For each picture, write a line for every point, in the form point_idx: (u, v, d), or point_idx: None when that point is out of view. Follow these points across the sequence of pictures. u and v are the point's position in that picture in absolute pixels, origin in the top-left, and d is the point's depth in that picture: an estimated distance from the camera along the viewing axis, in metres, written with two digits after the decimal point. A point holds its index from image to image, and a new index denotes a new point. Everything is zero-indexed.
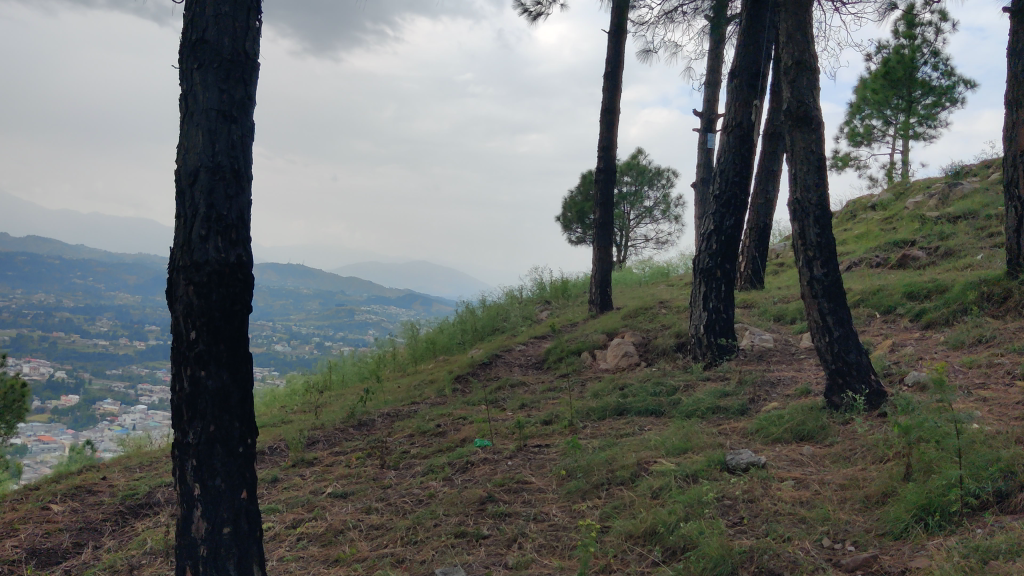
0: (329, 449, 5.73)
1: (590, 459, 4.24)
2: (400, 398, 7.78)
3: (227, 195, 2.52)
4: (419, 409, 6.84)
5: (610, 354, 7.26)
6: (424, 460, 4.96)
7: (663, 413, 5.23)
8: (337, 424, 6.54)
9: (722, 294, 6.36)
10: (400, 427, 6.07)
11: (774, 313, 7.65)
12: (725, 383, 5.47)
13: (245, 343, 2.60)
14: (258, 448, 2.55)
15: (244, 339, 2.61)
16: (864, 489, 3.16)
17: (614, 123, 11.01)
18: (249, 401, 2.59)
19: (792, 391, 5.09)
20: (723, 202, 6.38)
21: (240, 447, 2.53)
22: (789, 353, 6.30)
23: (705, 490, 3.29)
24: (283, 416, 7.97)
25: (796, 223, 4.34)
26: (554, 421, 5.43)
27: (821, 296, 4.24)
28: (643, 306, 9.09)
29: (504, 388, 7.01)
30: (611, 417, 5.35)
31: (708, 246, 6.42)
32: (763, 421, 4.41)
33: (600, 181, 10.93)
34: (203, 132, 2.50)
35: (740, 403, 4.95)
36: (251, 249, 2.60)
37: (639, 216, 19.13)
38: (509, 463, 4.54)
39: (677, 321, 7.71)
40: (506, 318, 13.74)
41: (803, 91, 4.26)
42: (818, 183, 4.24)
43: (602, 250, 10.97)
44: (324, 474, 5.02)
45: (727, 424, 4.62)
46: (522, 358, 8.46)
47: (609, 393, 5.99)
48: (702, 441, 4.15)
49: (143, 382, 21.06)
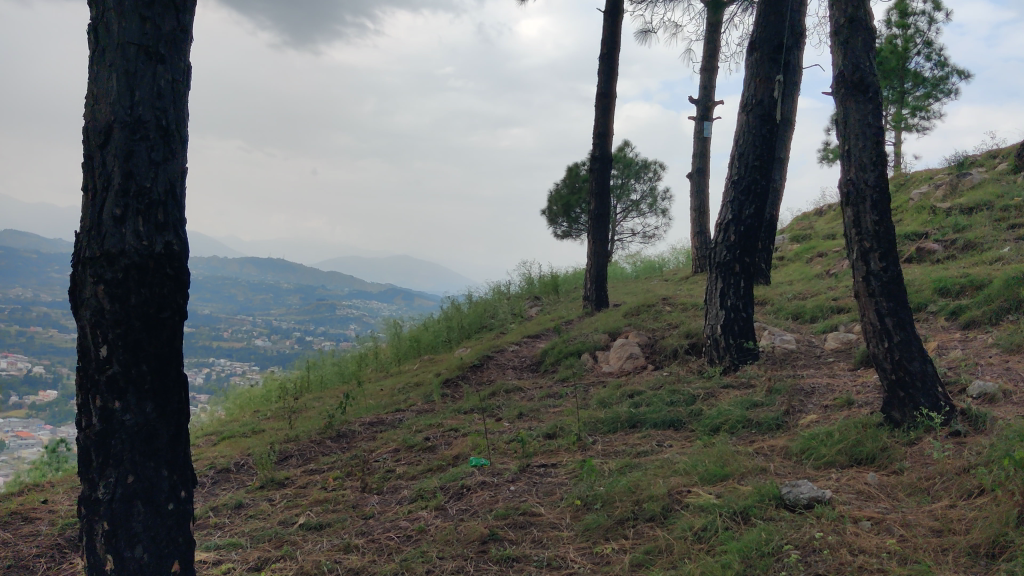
0: (304, 467, 5.07)
1: (609, 486, 3.60)
2: (384, 404, 7.12)
3: (151, 158, 1.99)
4: (405, 418, 6.18)
5: (614, 356, 6.66)
6: (412, 483, 4.32)
7: (683, 427, 4.60)
8: (315, 435, 5.89)
9: (742, 290, 5.73)
10: (385, 440, 5.43)
11: (791, 310, 7.03)
12: (751, 392, 4.84)
13: (176, 363, 2.09)
14: (192, 503, 2.09)
15: (176, 357, 2.10)
16: (964, 537, 2.54)
17: (611, 108, 10.36)
18: (183, 440, 2.11)
19: (832, 402, 4.47)
20: (742, 189, 5.74)
21: (170, 504, 2.05)
22: (815, 356, 5.68)
23: (762, 537, 2.65)
24: (257, 423, 7.30)
25: (848, 209, 3.72)
26: (559, 435, 4.80)
27: (879, 296, 3.62)
28: (645, 302, 8.46)
29: (498, 394, 6.37)
30: (624, 431, 4.73)
31: (725, 237, 5.78)
32: (808, 439, 3.79)
33: (595, 170, 10.30)
34: (119, 74, 1.95)
35: (773, 416, 4.32)
36: (182, 232, 2.07)
37: (625, 210, 18.56)
38: (512, 489, 3.89)
39: (686, 319, 7.08)
40: (493, 315, 13.07)
41: (859, 55, 3.64)
42: (876, 161, 3.62)
43: (596, 243, 10.34)
44: (295, 500, 4.36)
45: (763, 443, 3.98)
46: (517, 359, 7.82)
47: (618, 401, 5.36)
48: (740, 466, 3.52)
49: None
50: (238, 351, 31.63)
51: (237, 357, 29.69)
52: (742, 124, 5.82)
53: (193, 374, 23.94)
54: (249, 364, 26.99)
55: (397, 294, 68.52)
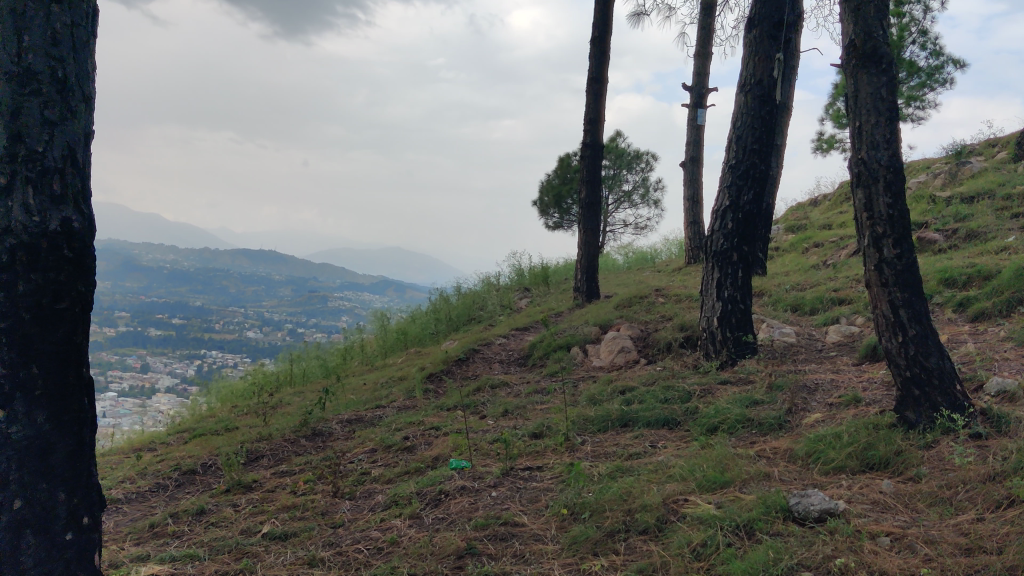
0: (275, 468, 4.77)
1: (598, 493, 3.30)
2: (365, 400, 6.81)
3: (43, 118, 2.15)
4: (385, 415, 5.87)
5: (605, 350, 6.36)
6: (387, 487, 4.02)
7: (678, 426, 4.30)
8: (288, 433, 5.58)
9: (739, 281, 5.43)
10: (362, 440, 5.13)
11: (789, 302, 6.73)
12: (751, 389, 4.54)
13: (74, 369, 2.23)
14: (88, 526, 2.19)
15: (73, 365, 2.23)
16: (995, 557, 2.25)
17: (602, 93, 10.04)
18: (81, 458, 2.22)
19: (837, 399, 4.18)
20: (740, 174, 5.44)
21: (66, 532, 2.16)
22: (816, 350, 5.39)
23: (769, 557, 2.36)
24: (233, 420, 6.99)
25: (859, 191, 3.42)
26: (546, 435, 4.50)
27: (893, 285, 3.33)
28: (637, 294, 8.16)
29: (483, 390, 6.07)
30: (615, 431, 4.43)
31: (722, 225, 5.48)
32: (815, 442, 3.50)
33: (586, 158, 9.99)
34: (10, 24, 2.11)
35: (775, 415, 4.02)
36: (78, 209, 2.23)
37: (617, 201, 18.25)
38: (493, 496, 3.59)
39: (680, 311, 6.78)
40: (482, 307, 12.76)
41: (872, 21, 3.33)
42: (889, 138, 3.32)
43: (587, 233, 10.03)
44: (261, 505, 4.06)
45: (765, 445, 3.69)
46: (504, 353, 7.52)
47: (609, 398, 5.06)
48: (742, 471, 3.23)
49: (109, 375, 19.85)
50: (228, 343, 31.23)
51: (227, 350, 29.32)
52: (739, 105, 5.51)
53: (180, 368, 23.58)
54: (238, 356, 26.60)
55: (389, 286, 68.14)
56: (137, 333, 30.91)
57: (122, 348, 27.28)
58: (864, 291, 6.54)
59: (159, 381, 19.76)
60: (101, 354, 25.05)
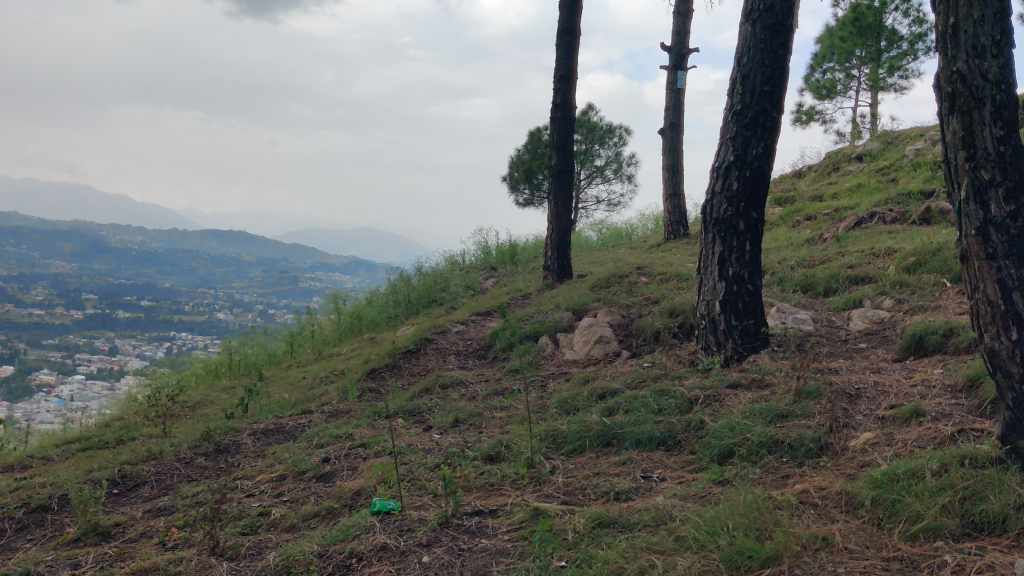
0: (151, 504, 3.66)
1: (573, 569, 2.21)
2: (295, 402, 5.70)
3: None
4: (311, 423, 4.78)
5: (579, 341, 5.31)
6: (283, 543, 2.93)
7: (678, 450, 3.25)
8: (184, 449, 4.45)
9: (747, 256, 4.36)
10: (273, 461, 4.04)
11: (797, 280, 5.67)
12: (772, 395, 3.48)
13: None
14: None
15: None
16: None
17: (574, 47, 8.90)
18: None
19: (890, 412, 3.14)
20: (747, 122, 4.34)
21: None
22: (841, 342, 4.36)
23: None
24: (142, 424, 5.87)
25: (955, 121, 2.36)
26: (504, 459, 3.44)
27: (1004, 257, 2.27)
28: (615, 272, 7.09)
29: (431, 391, 4.98)
30: (593, 453, 3.39)
31: (725, 186, 4.40)
32: (884, 484, 2.43)
33: (556, 120, 8.86)
34: None
35: (811, 436, 2.97)
36: None
37: (589, 176, 17.15)
38: (423, 564, 2.50)
39: (667, 293, 5.72)
40: (444, 288, 11.62)
41: None
42: (1000, 42, 2.28)
43: (558, 205, 8.93)
44: (111, 567, 2.94)
45: (807, 484, 2.64)
46: (462, 343, 6.42)
47: (587, 405, 3.99)
48: (788, 538, 2.17)
49: (73, 365, 18.71)
50: (197, 324, 29.98)
51: (196, 331, 28.10)
52: (744, 36, 4.40)
53: (149, 349, 22.46)
54: (209, 337, 25.42)
55: (359, 267, 66.84)
56: (103, 314, 29.64)
57: (89, 331, 25.98)
58: (885, 268, 5.50)
59: (124, 363, 18.59)
60: (67, 337, 23.84)
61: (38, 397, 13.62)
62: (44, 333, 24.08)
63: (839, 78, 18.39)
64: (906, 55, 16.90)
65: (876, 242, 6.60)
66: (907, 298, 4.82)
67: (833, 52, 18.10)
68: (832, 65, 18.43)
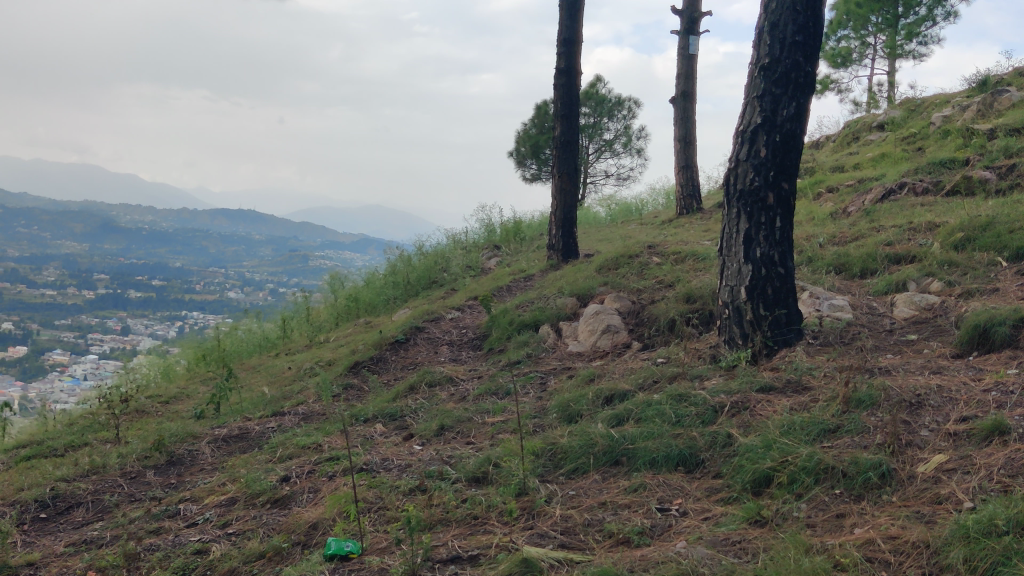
0: (78, 535, 3.10)
1: None
2: (269, 399, 5.14)
3: None
4: (280, 427, 4.22)
5: (584, 331, 4.72)
6: None
7: (702, 473, 2.67)
8: (131, 462, 3.90)
9: (777, 234, 3.75)
10: (225, 479, 3.46)
11: (829, 260, 5.07)
12: (815, 403, 2.89)
13: None
14: None
15: None
16: None
17: (579, 8, 8.24)
18: None
19: (963, 428, 2.55)
20: (774, 79, 3.73)
21: None
22: (887, 333, 3.77)
23: None
24: (106, 424, 5.32)
25: None
26: (492, 483, 2.87)
27: None
28: (625, 251, 6.49)
29: (417, 390, 4.41)
30: (599, 475, 2.81)
31: (752, 153, 3.78)
32: (979, 537, 1.84)
33: (560, 88, 8.22)
34: None
35: (869, 460, 2.38)
36: None
37: (598, 150, 16.47)
38: None
39: (682, 275, 5.12)
40: (445, 268, 11.04)
41: None
42: None
43: (563, 179, 8.30)
44: None
45: (874, 530, 2.05)
46: (456, 331, 5.84)
47: (592, 411, 3.41)
48: None
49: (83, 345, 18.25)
50: (208, 303, 29.43)
51: (208, 310, 27.63)
52: None
53: (162, 328, 21.92)
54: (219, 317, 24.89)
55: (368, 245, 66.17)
56: (114, 293, 29.21)
57: (101, 310, 25.50)
58: (929, 245, 4.88)
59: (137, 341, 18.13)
60: (79, 317, 23.37)
61: (47, 377, 13.23)
62: (56, 313, 23.60)
63: (854, 46, 17.55)
64: (924, 20, 16.09)
65: (912, 216, 5.97)
66: (958, 280, 4.21)
67: (849, 18, 17.26)
68: (847, 32, 17.55)
